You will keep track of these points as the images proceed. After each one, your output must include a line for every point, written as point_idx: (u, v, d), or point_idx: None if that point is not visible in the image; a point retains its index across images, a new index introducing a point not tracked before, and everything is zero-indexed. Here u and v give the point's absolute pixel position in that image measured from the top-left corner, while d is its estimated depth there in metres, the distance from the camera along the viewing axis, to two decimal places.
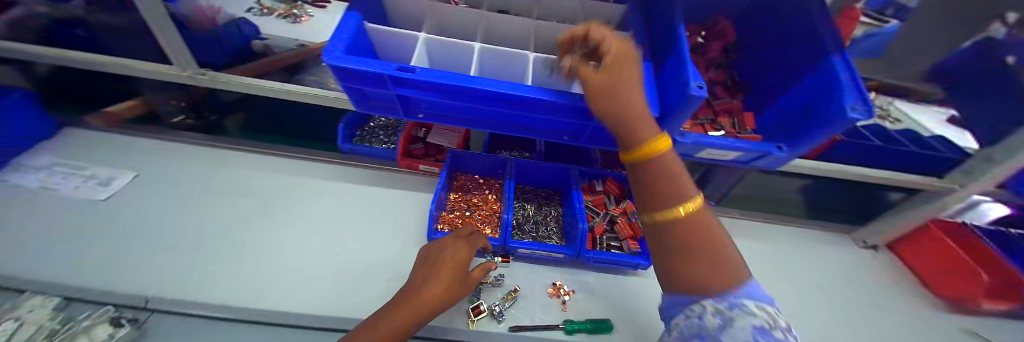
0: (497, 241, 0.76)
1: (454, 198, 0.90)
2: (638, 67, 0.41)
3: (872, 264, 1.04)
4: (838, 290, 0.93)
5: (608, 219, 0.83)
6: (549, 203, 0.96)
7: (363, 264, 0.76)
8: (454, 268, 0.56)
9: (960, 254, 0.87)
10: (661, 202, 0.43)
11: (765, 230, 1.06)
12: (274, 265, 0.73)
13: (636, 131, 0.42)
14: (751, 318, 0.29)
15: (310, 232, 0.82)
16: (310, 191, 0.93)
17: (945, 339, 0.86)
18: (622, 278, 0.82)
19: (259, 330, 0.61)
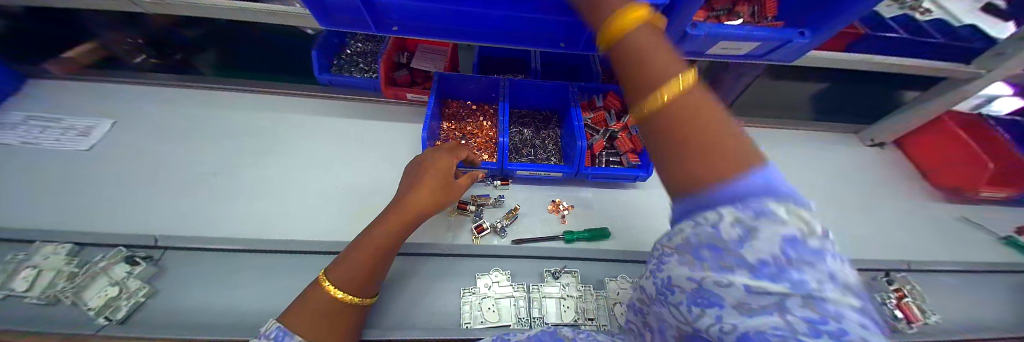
0: (494, 166, 0.75)
1: (447, 128, 0.84)
2: None
3: (874, 165, 1.03)
4: (836, 189, 0.94)
5: (608, 136, 0.81)
6: (547, 125, 0.91)
7: (362, 194, 0.76)
8: (435, 178, 0.58)
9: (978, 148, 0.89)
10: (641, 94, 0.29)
11: (771, 137, 1.03)
12: (274, 202, 0.73)
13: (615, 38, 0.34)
14: (780, 223, 0.17)
15: (302, 170, 0.79)
16: (292, 130, 0.88)
17: (932, 225, 0.90)
18: (621, 190, 0.83)
19: (272, 258, 0.64)
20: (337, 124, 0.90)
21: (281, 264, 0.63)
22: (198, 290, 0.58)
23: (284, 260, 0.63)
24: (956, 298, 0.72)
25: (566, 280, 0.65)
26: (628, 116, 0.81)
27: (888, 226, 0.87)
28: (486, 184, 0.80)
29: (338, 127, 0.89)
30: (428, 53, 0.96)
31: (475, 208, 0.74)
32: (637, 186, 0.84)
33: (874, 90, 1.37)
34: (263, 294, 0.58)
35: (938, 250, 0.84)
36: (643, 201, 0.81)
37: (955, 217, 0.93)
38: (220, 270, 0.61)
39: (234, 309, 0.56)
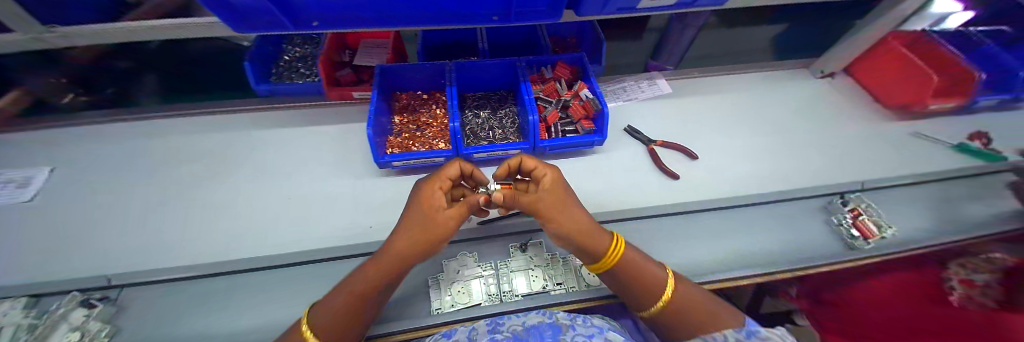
0: (449, 153, 0.74)
1: (400, 121, 0.84)
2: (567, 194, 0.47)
3: (823, 98, 1.08)
4: (791, 125, 0.97)
5: (561, 106, 0.82)
6: (503, 105, 0.91)
7: (323, 201, 0.76)
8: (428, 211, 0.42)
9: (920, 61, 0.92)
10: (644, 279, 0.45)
11: (717, 86, 1.08)
12: (235, 222, 0.73)
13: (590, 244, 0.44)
14: None
15: (262, 189, 0.79)
16: (250, 150, 0.88)
17: (886, 145, 0.93)
18: (580, 159, 0.85)
19: (234, 278, 0.62)
20: (297, 135, 0.90)
21: (247, 282, 0.62)
22: (163, 321, 0.57)
23: (249, 278, 0.63)
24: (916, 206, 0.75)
25: (532, 251, 0.66)
26: (578, 83, 0.83)
27: (844, 151, 0.90)
28: None
29: (298, 140, 0.89)
30: (374, 48, 0.94)
31: None
32: (596, 153, 0.86)
33: (825, 25, 1.40)
34: (229, 314, 0.58)
35: (895, 166, 0.87)
36: (603, 166, 0.83)
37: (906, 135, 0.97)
38: (185, 298, 0.60)
39: (198, 334, 0.55)
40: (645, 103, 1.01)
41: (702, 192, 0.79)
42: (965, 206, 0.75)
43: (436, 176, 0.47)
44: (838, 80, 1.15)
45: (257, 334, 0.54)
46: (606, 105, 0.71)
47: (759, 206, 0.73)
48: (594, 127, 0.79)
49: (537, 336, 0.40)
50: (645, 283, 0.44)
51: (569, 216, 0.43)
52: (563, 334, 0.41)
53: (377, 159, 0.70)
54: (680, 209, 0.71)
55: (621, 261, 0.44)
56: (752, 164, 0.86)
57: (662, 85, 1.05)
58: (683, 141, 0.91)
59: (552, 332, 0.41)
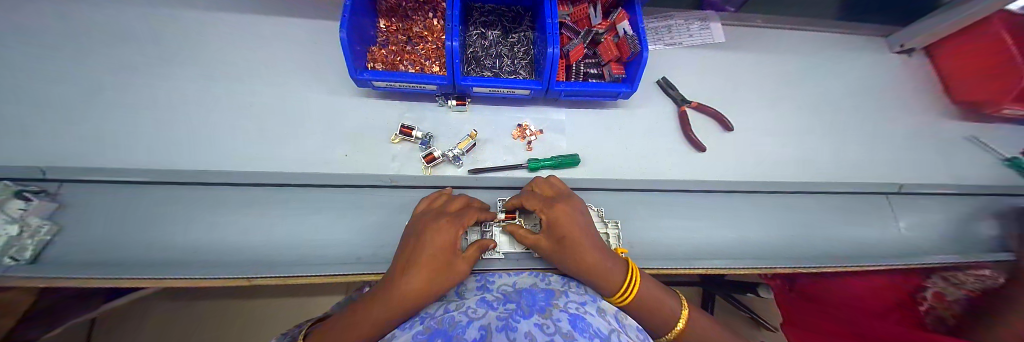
0: (443, 81, 0.60)
1: (385, 28, 0.68)
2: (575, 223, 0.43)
3: (891, 80, 0.91)
4: (844, 106, 0.84)
5: (589, 41, 0.67)
6: (517, 27, 0.73)
7: (292, 116, 0.65)
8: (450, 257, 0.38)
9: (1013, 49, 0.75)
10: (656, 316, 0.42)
11: (775, 45, 0.90)
12: (190, 126, 0.62)
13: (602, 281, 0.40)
14: None
15: (218, 90, 0.66)
16: (207, 40, 0.73)
17: (941, 145, 0.82)
18: (597, 112, 0.73)
19: (189, 190, 0.55)
20: (268, 33, 0.76)
21: (202, 198, 0.54)
22: (108, 226, 0.50)
23: (203, 193, 0.54)
24: (934, 218, 0.70)
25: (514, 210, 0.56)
26: (617, 10, 0.66)
27: (886, 147, 0.80)
28: (440, 105, 0.69)
29: (268, 39, 0.75)
30: None
31: (422, 135, 0.63)
32: (616, 107, 0.74)
33: None
34: (182, 230, 0.51)
35: (936, 171, 0.78)
36: (621, 123, 0.72)
37: (964, 138, 0.84)
38: (131, 204, 0.52)
39: (152, 246, 0.50)
40: (685, 54, 0.84)
41: (721, 170, 0.70)
42: (983, 226, 0.70)
43: (459, 219, 0.42)
44: (914, 59, 0.96)
45: (217, 255, 0.50)
46: (648, 46, 0.55)
47: (777, 194, 0.67)
48: (624, 75, 0.64)
49: (528, 300, 0.32)
50: (665, 315, 0.42)
51: (572, 248, 0.40)
52: (557, 300, 0.32)
53: (351, 73, 0.55)
54: (692, 187, 0.64)
55: (639, 297, 0.41)
56: (787, 144, 0.76)
57: (715, 31, 0.88)
58: (716, 106, 0.78)
59: (545, 296, 0.33)
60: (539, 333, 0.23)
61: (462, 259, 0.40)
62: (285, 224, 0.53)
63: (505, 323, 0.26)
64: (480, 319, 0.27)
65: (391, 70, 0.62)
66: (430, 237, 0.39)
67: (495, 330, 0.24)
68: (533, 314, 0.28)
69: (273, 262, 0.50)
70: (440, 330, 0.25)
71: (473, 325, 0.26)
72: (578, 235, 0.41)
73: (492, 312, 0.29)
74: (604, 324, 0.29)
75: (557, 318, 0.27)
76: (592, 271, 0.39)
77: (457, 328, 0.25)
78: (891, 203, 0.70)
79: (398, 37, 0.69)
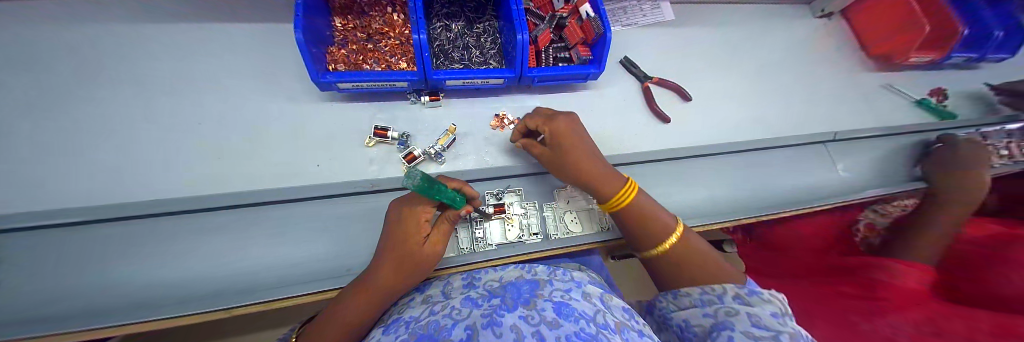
0: (415, 77, 0.58)
1: (342, 26, 0.64)
2: (593, 168, 0.48)
3: (818, 42, 1.02)
4: (782, 69, 0.93)
5: (554, 26, 0.68)
6: (481, 17, 0.73)
7: (252, 130, 0.60)
8: (415, 249, 0.39)
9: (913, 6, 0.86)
10: (649, 223, 0.47)
11: (719, 19, 0.97)
12: (132, 153, 0.55)
13: (600, 188, 0.48)
14: (760, 305, 0.35)
15: (159, 110, 0.59)
16: (132, 56, 0.64)
17: (862, 95, 0.94)
18: (570, 95, 0.75)
19: (142, 224, 0.48)
20: (205, 43, 0.68)
21: (161, 231, 0.48)
22: (43, 278, 0.43)
23: (159, 225, 0.49)
24: (864, 158, 0.81)
25: (512, 199, 0.60)
26: None
27: (821, 102, 0.90)
28: (413, 103, 0.67)
29: (209, 50, 0.68)
30: None
31: (399, 135, 0.61)
32: (587, 89, 0.77)
33: None
34: (144, 268, 0.45)
35: (861, 118, 0.89)
36: (594, 103, 0.75)
37: (879, 86, 0.97)
38: (68, 249, 0.45)
39: (107, 293, 0.43)
40: (641, 32, 0.89)
41: (687, 138, 0.76)
42: (901, 160, 0.83)
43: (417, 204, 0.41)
44: (834, 22, 1.08)
45: (192, 288, 0.46)
46: (610, 26, 0.58)
47: (736, 154, 0.74)
48: (591, 57, 0.67)
49: (513, 292, 0.33)
50: (652, 226, 0.47)
51: (573, 166, 0.48)
52: (542, 289, 0.33)
53: (313, 76, 0.52)
54: (663, 155, 0.69)
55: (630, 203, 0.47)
56: (740, 109, 0.83)
57: (665, 9, 0.93)
58: (674, 79, 0.83)
59: (530, 287, 0.34)
60: (525, 325, 0.25)
61: (429, 245, 0.40)
62: (264, 244, 0.50)
63: (490, 319, 0.26)
64: (465, 319, 0.27)
65: (356, 70, 0.59)
66: (399, 230, 0.39)
67: (481, 327, 0.25)
68: (518, 306, 0.29)
69: (260, 287, 0.47)
70: (427, 336, 0.25)
71: (458, 326, 0.26)
72: (584, 158, 0.48)
73: (477, 310, 0.29)
74: (589, 306, 0.32)
75: (542, 308, 0.28)
76: (596, 179, 0.48)
77: (443, 330, 0.26)
78: (829, 149, 0.80)
79: (357, 35, 0.65)
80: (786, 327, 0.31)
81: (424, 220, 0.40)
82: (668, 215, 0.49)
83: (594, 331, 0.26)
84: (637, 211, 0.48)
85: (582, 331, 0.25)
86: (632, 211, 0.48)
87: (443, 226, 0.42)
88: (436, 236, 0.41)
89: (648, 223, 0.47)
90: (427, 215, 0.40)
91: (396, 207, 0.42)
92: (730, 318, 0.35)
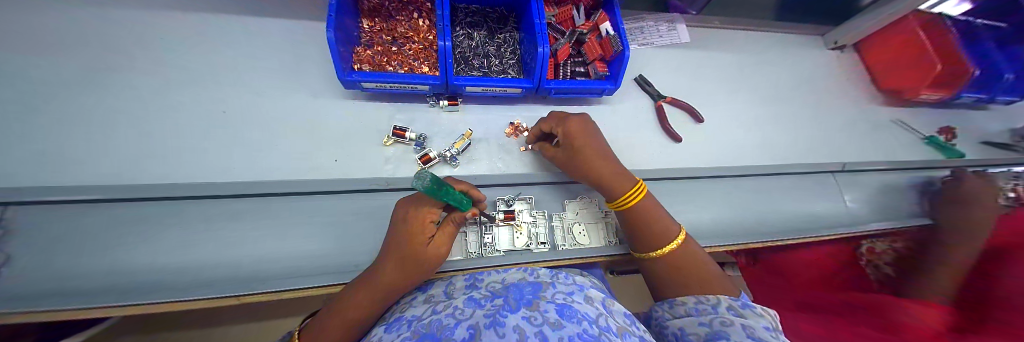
0: (436, 81, 0.60)
1: (369, 28, 0.66)
2: (603, 166, 0.51)
3: (829, 73, 1.04)
4: (793, 98, 0.94)
5: (574, 41, 0.70)
6: (503, 27, 0.75)
7: (272, 121, 0.61)
8: (420, 248, 0.39)
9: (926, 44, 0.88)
10: (651, 227, 0.49)
11: (733, 45, 0.99)
12: (154, 135, 0.56)
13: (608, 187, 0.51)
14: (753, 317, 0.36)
15: (185, 96, 0.61)
16: (163, 42, 0.66)
17: (872, 128, 0.95)
18: (584, 108, 0.76)
19: (160, 205, 0.50)
20: (235, 35, 0.71)
21: (179, 213, 0.50)
22: (60, 252, 0.44)
23: (176, 208, 0.50)
24: (871, 191, 0.81)
25: (521, 206, 0.61)
26: (597, 13, 0.70)
27: (831, 132, 0.91)
28: (431, 106, 0.69)
29: (238, 41, 0.70)
30: None
31: (416, 136, 0.63)
32: (602, 103, 0.78)
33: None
34: (159, 249, 0.46)
35: (870, 151, 0.90)
36: (607, 118, 0.76)
37: (889, 121, 0.98)
38: (89, 224, 0.46)
39: (122, 270, 0.44)
40: (656, 53, 0.90)
41: (697, 159, 0.77)
42: (908, 195, 0.83)
43: (421, 204, 0.42)
44: (845, 54, 1.10)
45: (204, 273, 0.46)
46: (629, 46, 0.59)
47: (743, 178, 0.75)
48: (607, 73, 0.68)
49: (515, 294, 0.33)
50: (654, 229, 0.48)
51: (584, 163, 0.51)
52: (545, 292, 0.34)
53: (339, 75, 0.54)
54: (672, 174, 0.70)
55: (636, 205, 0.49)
56: (750, 134, 0.84)
57: (682, 32, 0.95)
58: (687, 100, 0.84)
59: (532, 289, 0.34)
60: (528, 326, 0.25)
61: (433, 246, 0.41)
62: (276, 234, 0.51)
63: (493, 319, 0.27)
64: (468, 319, 0.28)
65: (379, 71, 0.61)
66: (404, 229, 0.40)
67: (484, 327, 0.25)
68: (521, 308, 0.29)
69: (270, 277, 0.48)
70: (430, 335, 0.26)
71: (461, 325, 0.27)
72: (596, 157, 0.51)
73: (479, 310, 0.29)
74: (591, 309, 0.32)
75: (544, 309, 0.28)
76: (609, 177, 0.50)
77: (445, 330, 0.26)
78: (836, 180, 0.80)
79: (383, 37, 0.67)
80: (779, 340, 0.32)
81: (429, 221, 0.41)
82: (670, 221, 0.50)
83: (596, 332, 0.26)
84: (641, 213, 0.49)
85: (584, 333, 0.25)
86: (635, 212, 0.49)
87: (447, 227, 0.43)
88: (441, 237, 0.42)
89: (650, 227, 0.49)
90: (432, 216, 0.41)
91: (402, 206, 0.43)
92: (725, 327, 0.35)
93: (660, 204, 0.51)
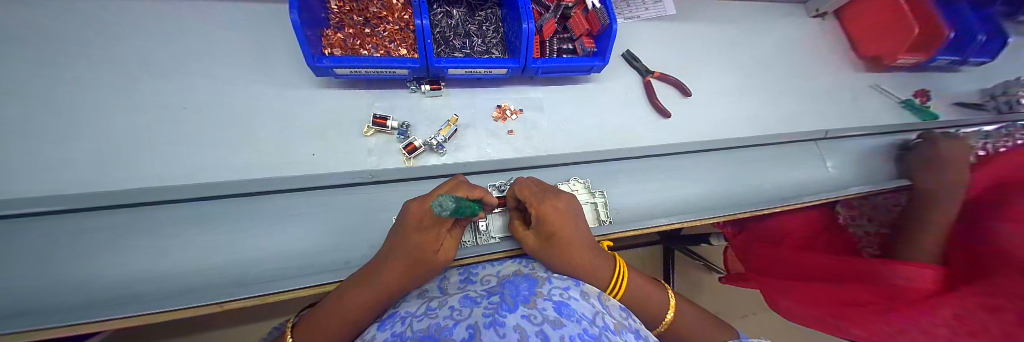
0: (416, 64, 0.56)
1: (336, 7, 0.61)
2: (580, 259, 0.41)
3: (813, 42, 1.04)
4: (778, 68, 0.95)
5: (559, 16, 0.67)
6: (483, 3, 0.70)
7: (238, 117, 0.56)
8: (428, 255, 0.38)
9: (905, 8, 0.88)
10: (650, 310, 0.45)
11: (719, 15, 0.98)
12: (105, 138, 0.51)
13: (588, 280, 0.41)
14: None
15: (136, 92, 0.55)
16: (103, 31, 0.59)
17: (852, 95, 0.97)
18: (572, 88, 0.74)
19: (118, 213, 0.45)
20: (186, 21, 0.64)
21: (142, 221, 0.45)
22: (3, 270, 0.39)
23: (137, 215, 0.45)
24: (854, 157, 0.83)
25: None
26: None
27: (814, 100, 0.92)
28: (412, 91, 0.65)
29: (190, 28, 0.63)
30: None
31: (398, 125, 0.59)
32: (590, 81, 0.76)
33: None
34: (122, 261, 0.42)
35: (850, 118, 0.92)
36: (596, 96, 0.74)
37: (868, 87, 1.00)
38: (35, 239, 0.41)
39: (79, 287, 0.40)
40: (643, 26, 0.88)
41: (686, 134, 0.77)
42: (887, 159, 0.86)
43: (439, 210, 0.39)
44: (828, 22, 1.10)
45: (180, 281, 0.43)
46: (617, 19, 0.57)
47: (732, 150, 0.76)
48: (595, 49, 0.66)
49: (512, 290, 0.32)
50: (651, 307, 0.45)
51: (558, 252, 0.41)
52: (541, 288, 0.33)
53: (308, 61, 0.49)
54: (663, 151, 0.69)
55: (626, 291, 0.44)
56: (738, 106, 0.84)
57: (668, 3, 0.92)
58: (675, 75, 0.83)
59: (528, 285, 0.33)
60: (528, 325, 0.24)
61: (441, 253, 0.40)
62: (255, 237, 0.47)
63: (492, 318, 0.25)
64: (466, 319, 0.26)
65: (353, 56, 0.57)
66: (416, 234, 0.38)
67: (483, 327, 0.24)
68: (518, 305, 0.28)
69: (255, 280, 0.45)
70: (426, 336, 0.24)
71: (460, 325, 0.25)
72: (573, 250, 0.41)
73: (477, 309, 0.28)
74: (588, 307, 0.31)
75: (543, 307, 0.28)
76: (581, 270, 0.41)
77: (444, 330, 0.25)
78: (819, 147, 0.82)
79: (354, 18, 0.62)
80: None
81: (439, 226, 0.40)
82: (656, 286, 0.47)
83: (596, 332, 0.26)
84: (639, 298, 0.45)
85: (585, 332, 0.24)
86: (632, 301, 0.44)
87: (454, 234, 0.43)
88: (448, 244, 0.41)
89: (647, 307, 0.45)
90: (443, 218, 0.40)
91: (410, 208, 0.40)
92: None
93: (641, 276, 0.48)
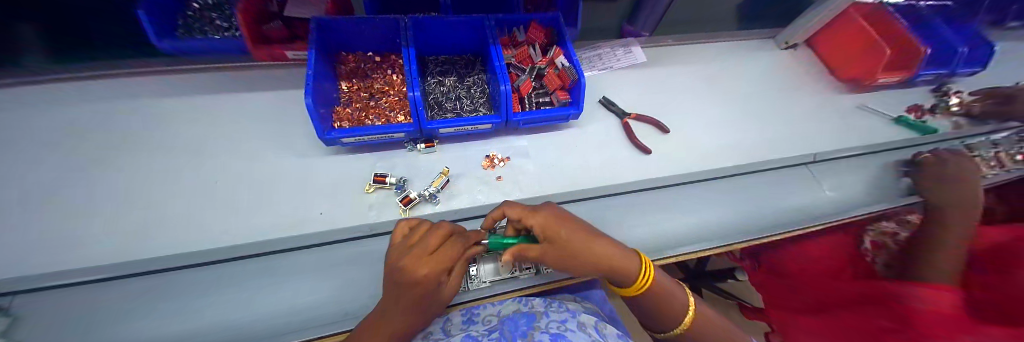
0: (411, 128, 0.65)
1: (347, 88, 0.73)
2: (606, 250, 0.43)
3: (788, 71, 1.09)
4: (756, 98, 0.99)
5: (535, 75, 0.77)
6: (471, 71, 0.83)
7: (262, 184, 0.66)
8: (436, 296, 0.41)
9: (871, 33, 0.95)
10: (669, 311, 0.47)
11: (690, 57, 1.06)
12: (155, 210, 0.61)
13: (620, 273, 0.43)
14: None
15: (185, 170, 0.67)
16: (169, 125, 0.74)
17: (840, 116, 0.98)
18: (554, 134, 0.81)
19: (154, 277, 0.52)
20: (231, 109, 0.79)
21: (172, 283, 0.51)
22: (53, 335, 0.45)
23: (170, 277, 0.52)
24: (855, 177, 0.81)
25: None
26: (553, 49, 0.78)
27: (799, 124, 0.94)
28: (410, 150, 0.74)
29: (233, 114, 0.78)
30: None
31: (396, 180, 0.66)
32: (571, 127, 0.83)
33: None
34: (151, 322, 0.48)
35: (843, 138, 0.92)
36: (579, 140, 0.80)
37: (855, 107, 1.01)
38: (84, 308, 0.47)
39: None
40: (617, 74, 0.97)
41: (671, 167, 0.79)
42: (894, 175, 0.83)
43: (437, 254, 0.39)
44: (800, 51, 1.16)
45: (195, 341, 0.46)
46: (583, 75, 0.65)
47: (720, 180, 0.77)
48: (569, 99, 0.73)
49: (511, 327, 0.36)
50: (671, 309, 0.47)
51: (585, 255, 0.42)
52: (539, 322, 0.36)
53: (319, 134, 0.59)
54: (648, 185, 0.72)
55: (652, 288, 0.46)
56: (720, 137, 0.87)
57: (638, 53, 1.03)
58: (652, 114, 0.89)
59: (527, 321, 0.37)
60: None
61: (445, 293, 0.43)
62: (265, 293, 0.52)
63: None
64: None
65: (358, 125, 0.67)
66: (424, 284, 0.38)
67: None
68: (516, 340, 0.32)
69: (262, 337, 0.48)
70: None
71: None
72: (595, 246, 0.43)
73: None
74: (584, 337, 0.33)
75: (537, 339, 0.31)
76: (610, 263, 0.43)
77: None
78: (812, 170, 0.82)
79: (361, 95, 0.74)
80: None
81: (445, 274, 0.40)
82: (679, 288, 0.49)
83: None
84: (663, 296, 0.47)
85: None
86: (655, 297, 0.47)
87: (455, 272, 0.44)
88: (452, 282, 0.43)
89: (668, 307, 0.47)
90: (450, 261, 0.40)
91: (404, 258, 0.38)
92: None
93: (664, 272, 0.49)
